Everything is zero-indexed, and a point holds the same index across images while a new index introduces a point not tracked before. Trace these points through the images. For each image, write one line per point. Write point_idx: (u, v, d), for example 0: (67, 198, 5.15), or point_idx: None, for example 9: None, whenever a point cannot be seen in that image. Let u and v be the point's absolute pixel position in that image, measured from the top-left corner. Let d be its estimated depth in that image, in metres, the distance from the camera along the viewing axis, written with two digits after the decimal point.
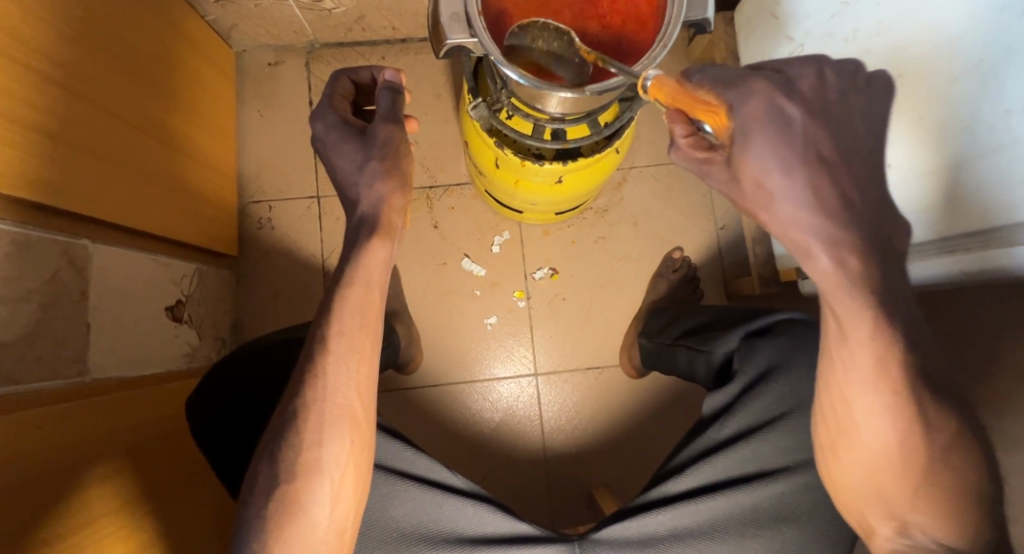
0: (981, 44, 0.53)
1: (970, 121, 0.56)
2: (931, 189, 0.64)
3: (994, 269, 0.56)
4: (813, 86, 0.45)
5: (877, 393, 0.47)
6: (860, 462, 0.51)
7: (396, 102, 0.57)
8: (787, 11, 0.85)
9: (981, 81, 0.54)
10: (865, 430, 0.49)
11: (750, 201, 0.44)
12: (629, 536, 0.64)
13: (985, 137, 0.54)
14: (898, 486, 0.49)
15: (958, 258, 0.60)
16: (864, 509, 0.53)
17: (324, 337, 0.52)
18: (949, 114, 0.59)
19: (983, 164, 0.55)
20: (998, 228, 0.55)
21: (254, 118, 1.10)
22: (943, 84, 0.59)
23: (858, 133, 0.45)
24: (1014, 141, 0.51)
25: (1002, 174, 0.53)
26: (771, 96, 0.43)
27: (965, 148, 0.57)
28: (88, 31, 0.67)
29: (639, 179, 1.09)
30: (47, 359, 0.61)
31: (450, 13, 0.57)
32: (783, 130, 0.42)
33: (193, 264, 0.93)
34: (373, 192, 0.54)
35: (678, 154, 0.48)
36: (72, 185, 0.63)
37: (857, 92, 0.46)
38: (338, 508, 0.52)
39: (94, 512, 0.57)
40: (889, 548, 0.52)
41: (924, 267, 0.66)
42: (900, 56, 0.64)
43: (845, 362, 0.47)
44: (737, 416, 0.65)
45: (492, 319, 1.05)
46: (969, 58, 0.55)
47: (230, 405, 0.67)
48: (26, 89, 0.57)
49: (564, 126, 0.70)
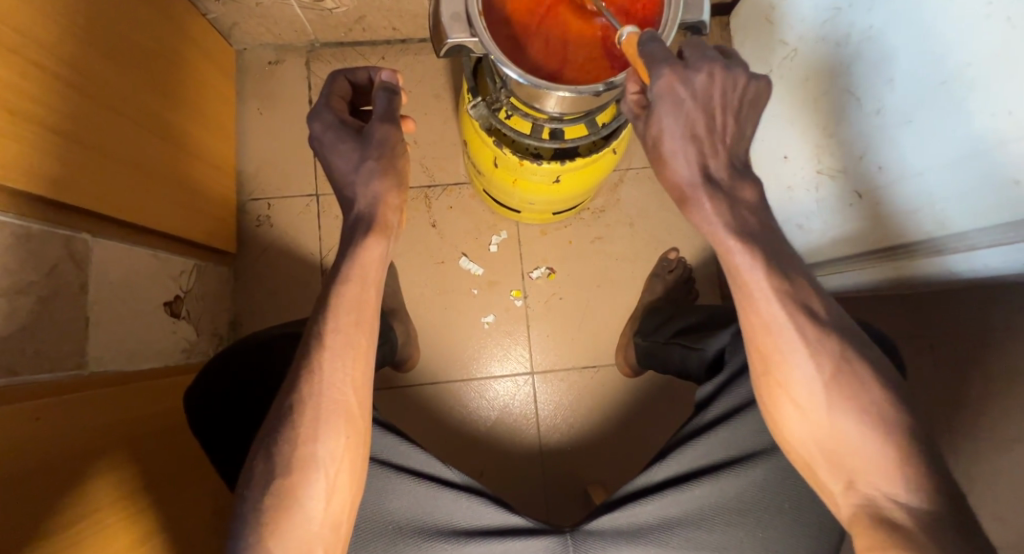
0: (905, 80, 0.63)
1: (901, 148, 0.65)
2: (868, 204, 0.74)
3: (923, 271, 0.69)
4: (704, 83, 0.48)
5: (799, 349, 0.49)
6: (804, 418, 0.50)
7: (392, 102, 0.58)
8: (783, 15, 0.87)
9: (908, 116, 0.63)
10: (797, 381, 0.50)
11: (651, 153, 0.51)
12: (620, 528, 0.65)
13: (912, 164, 0.64)
14: (841, 441, 0.49)
15: (892, 265, 0.74)
16: (808, 465, 0.52)
17: (321, 333, 0.53)
18: (882, 142, 0.68)
19: (910, 186, 0.65)
20: (927, 239, 0.66)
21: (254, 116, 1.11)
22: (883, 112, 0.67)
23: (727, 125, 0.50)
24: (926, 172, 0.62)
25: (923, 196, 0.64)
26: (673, 77, 0.47)
27: (898, 170, 0.67)
28: (93, 30, 0.69)
29: (635, 180, 1.11)
30: (47, 352, 0.62)
31: (451, 13, 0.58)
32: (676, 112, 0.48)
33: (191, 260, 0.94)
34: (369, 191, 0.56)
35: (624, 107, 0.54)
36: (88, 186, 0.67)
37: (738, 91, 0.50)
38: (333, 502, 0.53)
39: (93, 505, 0.58)
40: (850, 511, 0.49)
41: (892, 266, 0.74)
42: (883, 61, 0.66)
43: (767, 319, 0.49)
44: (722, 399, 0.66)
45: (489, 318, 1.06)
46: (906, 90, 0.63)
47: (228, 399, 0.68)
48: (30, 84, 0.58)
49: (562, 125, 0.71)
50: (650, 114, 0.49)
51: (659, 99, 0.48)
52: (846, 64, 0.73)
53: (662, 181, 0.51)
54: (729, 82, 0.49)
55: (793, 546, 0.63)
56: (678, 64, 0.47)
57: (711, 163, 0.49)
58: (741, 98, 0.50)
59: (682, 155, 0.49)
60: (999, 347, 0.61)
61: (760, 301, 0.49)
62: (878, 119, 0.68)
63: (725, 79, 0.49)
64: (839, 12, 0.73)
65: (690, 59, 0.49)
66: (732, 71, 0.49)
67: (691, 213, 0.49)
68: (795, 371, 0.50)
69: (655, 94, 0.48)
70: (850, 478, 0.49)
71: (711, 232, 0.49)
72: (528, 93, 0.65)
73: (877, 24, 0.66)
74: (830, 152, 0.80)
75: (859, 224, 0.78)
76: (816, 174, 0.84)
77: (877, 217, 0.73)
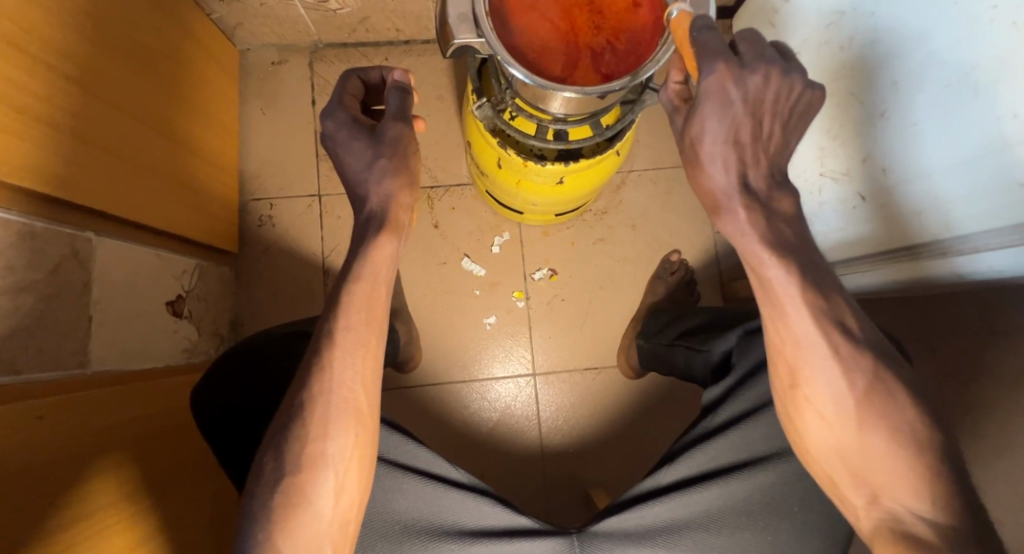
0: (912, 81, 0.62)
1: (908, 149, 0.65)
2: (876, 205, 0.74)
3: (930, 273, 0.69)
4: (758, 84, 0.48)
5: (829, 369, 0.50)
6: (830, 432, 0.51)
7: (405, 101, 0.59)
8: (786, 18, 0.87)
9: (915, 116, 0.63)
10: (824, 395, 0.50)
11: (690, 159, 0.52)
12: (626, 529, 0.65)
13: (919, 165, 0.64)
14: (867, 456, 0.49)
15: (899, 268, 0.74)
16: (834, 478, 0.52)
17: (332, 332, 0.53)
18: (889, 143, 0.68)
19: (917, 187, 0.65)
20: (935, 240, 0.66)
21: (257, 116, 1.11)
22: (891, 113, 0.67)
23: (773, 131, 0.50)
24: (934, 173, 0.62)
25: (932, 198, 0.64)
26: (727, 74, 0.47)
27: (905, 171, 0.66)
28: (97, 29, 0.69)
29: (638, 182, 1.11)
30: (49, 350, 0.61)
31: (457, 13, 0.58)
32: (723, 112, 0.48)
33: (194, 260, 0.94)
34: (382, 189, 0.57)
35: (663, 96, 0.56)
36: (90, 183, 0.66)
37: (792, 99, 0.50)
38: (342, 500, 0.52)
39: (95, 506, 0.58)
40: (871, 526, 0.50)
41: (900, 269, 0.74)
42: (891, 62, 0.66)
43: (796, 332, 0.50)
44: (732, 401, 0.66)
45: (492, 319, 1.06)
46: (913, 91, 0.62)
47: (231, 401, 0.68)
48: (33, 80, 0.58)
49: (566, 126, 0.71)
50: (694, 113, 0.50)
51: (706, 96, 0.48)
52: (851, 66, 0.73)
53: (696, 184, 0.52)
54: (784, 88, 0.49)
55: (799, 546, 0.63)
56: (734, 62, 0.48)
57: (751, 170, 0.50)
58: (792, 107, 0.50)
59: (721, 160, 0.49)
60: (1002, 348, 0.62)
61: (791, 315, 0.50)
62: (883, 121, 0.69)
63: (779, 86, 0.49)
64: (843, 15, 0.73)
65: (746, 59, 0.49)
66: (787, 79, 0.49)
67: (723, 222, 0.51)
68: (822, 386, 0.50)
69: (704, 91, 0.48)
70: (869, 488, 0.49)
71: (749, 245, 0.49)
72: (534, 93, 0.65)
73: (883, 26, 0.66)
74: (834, 154, 0.80)
75: (865, 226, 0.78)
76: (821, 176, 0.85)
77: (882, 218, 0.74)
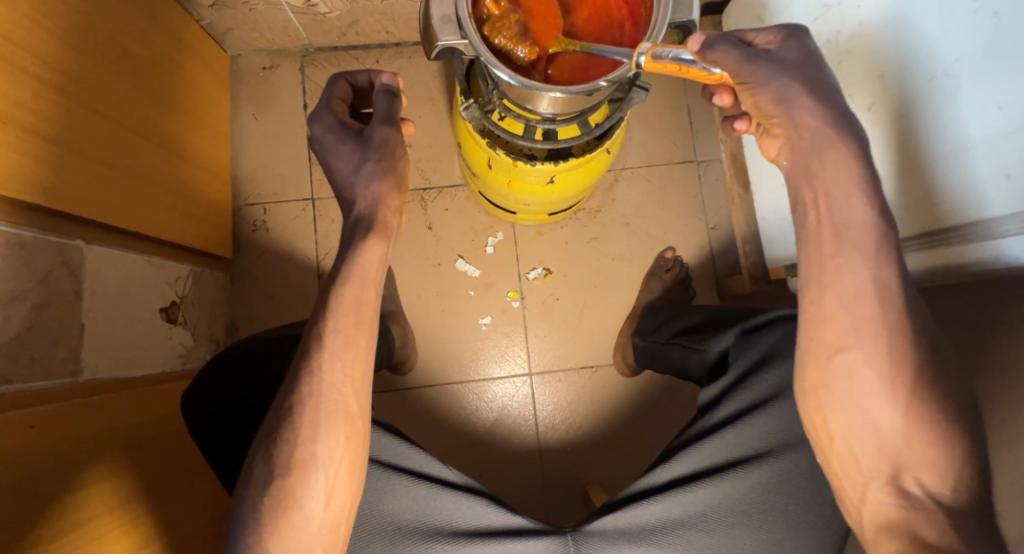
0: (941, 50, 0.57)
1: (942, 123, 0.59)
2: (904, 187, 0.67)
3: (968, 261, 0.61)
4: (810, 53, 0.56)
5: (858, 342, 0.50)
6: (849, 401, 0.51)
7: (393, 105, 0.59)
8: (772, 13, 0.86)
9: (947, 88, 0.57)
10: (853, 354, 0.50)
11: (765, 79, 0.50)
12: (621, 528, 0.65)
13: (953, 138, 0.57)
14: (876, 433, 0.50)
15: (939, 255, 0.65)
16: (848, 475, 0.53)
17: (320, 335, 0.53)
18: (917, 119, 0.62)
19: (950, 163, 0.59)
20: (976, 223, 0.58)
21: (249, 121, 1.11)
22: (919, 87, 0.61)
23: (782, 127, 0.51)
24: (971, 146, 0.55)
25: (968, 176, 0.57)
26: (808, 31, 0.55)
27: (935, 148, 0.60)
28: (83, 37, 0.69)
29: (631, 180, 1.11)
30: (41, 360, 0.62)
31: (440, 15, 0.58)
32: (811, 50, 0.53)
33: (187, 266, 0.94)
34: (369, 192, 0.57)
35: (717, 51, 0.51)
36: (71, 188, 0.65)
37: None
38: (333, 503, 0.52)
39: (92, 512, 0.59)
40: (876, 515, 0.51)
41: (934, 256, 0.66)
42: (909, 35, 0.61)
43: (831, 287, 0.51)
44: (732, 399, 0.67)
45: (487, 319, 1.06)
46: (944, 60, 0.57)
47: (224, 407, 0.68)
48: (24, 92, 0.58)
49: (554, 126, 0.71)
50: (784, 50, 0.52)
51: (797, 37, 0.53)
52: (846, 56, 0.72)
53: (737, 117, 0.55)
54: None
55: (793, 543, 0.63)
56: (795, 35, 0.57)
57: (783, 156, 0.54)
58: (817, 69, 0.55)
59: None
60: None
61: (828, 268, 0.51)
62: (879, 111, 0.68)
63: (800, 66, 0.51)
64: (830, 9, 0.73)
65: None
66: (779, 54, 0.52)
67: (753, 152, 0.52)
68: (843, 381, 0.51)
69: (796, 35, 0.53)
70: (881, 492, 0.50)
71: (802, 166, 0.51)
72: (521, 93, 0.65)
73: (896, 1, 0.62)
74: None
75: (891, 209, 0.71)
76: None
77: (895, 205, 0.70)
